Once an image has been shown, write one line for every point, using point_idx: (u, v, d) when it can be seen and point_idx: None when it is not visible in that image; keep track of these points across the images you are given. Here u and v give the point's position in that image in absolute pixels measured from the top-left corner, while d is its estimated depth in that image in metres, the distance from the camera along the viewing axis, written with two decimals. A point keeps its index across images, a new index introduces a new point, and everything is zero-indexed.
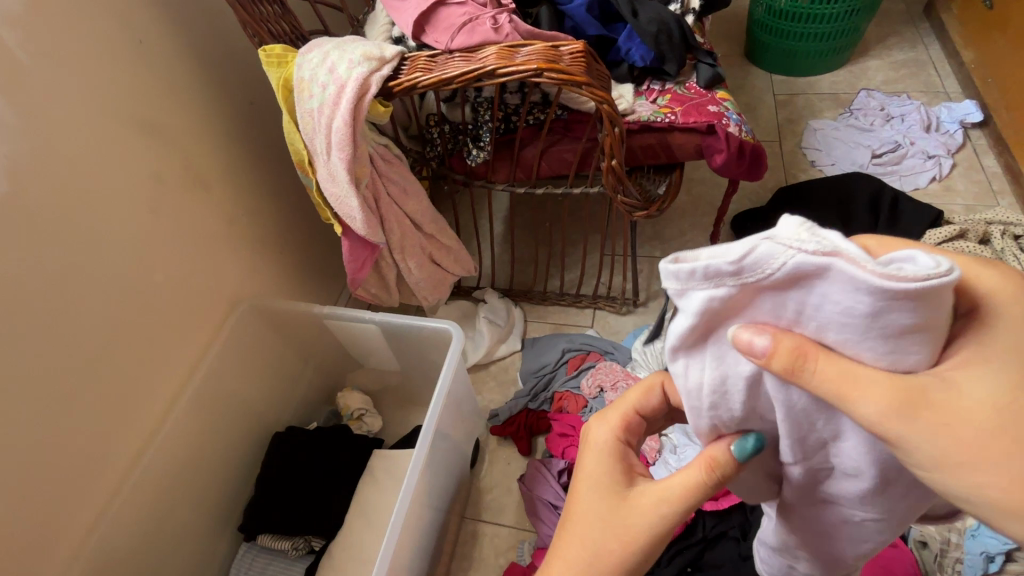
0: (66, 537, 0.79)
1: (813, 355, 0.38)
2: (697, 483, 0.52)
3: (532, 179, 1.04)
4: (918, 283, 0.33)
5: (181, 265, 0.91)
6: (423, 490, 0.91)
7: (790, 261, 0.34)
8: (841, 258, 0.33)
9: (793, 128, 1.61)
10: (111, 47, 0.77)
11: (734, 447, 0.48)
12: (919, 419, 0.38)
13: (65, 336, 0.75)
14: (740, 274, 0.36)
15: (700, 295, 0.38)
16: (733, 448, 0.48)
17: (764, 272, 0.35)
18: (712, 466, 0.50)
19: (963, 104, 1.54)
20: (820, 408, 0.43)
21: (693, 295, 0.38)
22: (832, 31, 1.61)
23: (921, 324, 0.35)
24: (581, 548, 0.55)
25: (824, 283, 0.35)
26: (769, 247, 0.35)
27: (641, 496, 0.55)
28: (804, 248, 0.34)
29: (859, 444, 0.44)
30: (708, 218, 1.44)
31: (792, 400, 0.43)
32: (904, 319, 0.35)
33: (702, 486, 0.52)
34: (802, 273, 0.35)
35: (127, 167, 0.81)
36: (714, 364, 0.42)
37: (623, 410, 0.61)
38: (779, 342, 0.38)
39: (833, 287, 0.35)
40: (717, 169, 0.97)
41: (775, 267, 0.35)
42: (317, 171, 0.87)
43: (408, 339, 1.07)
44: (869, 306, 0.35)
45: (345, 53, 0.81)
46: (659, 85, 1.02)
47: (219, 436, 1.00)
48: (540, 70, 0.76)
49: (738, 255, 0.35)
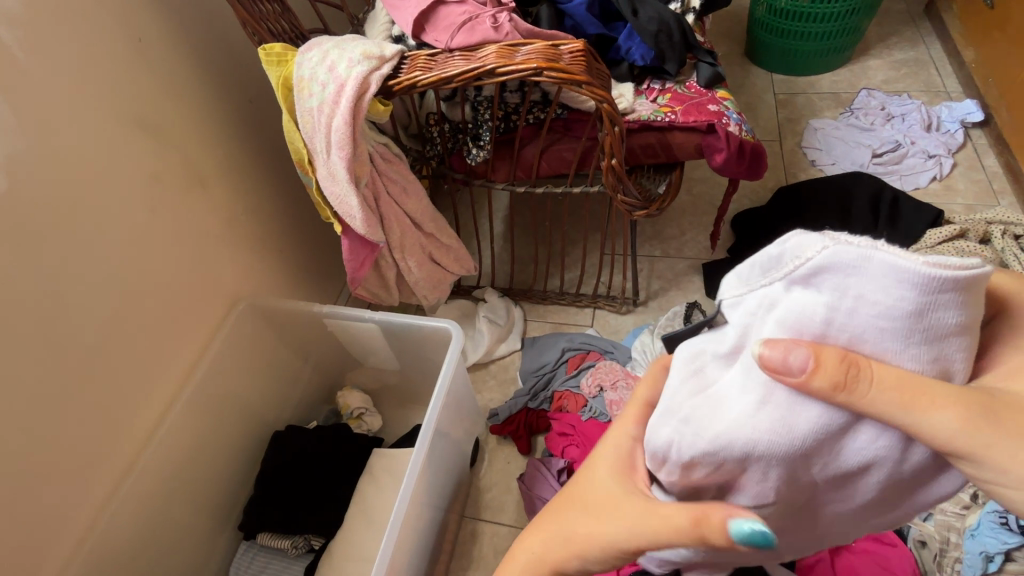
0: (65, 536, 0.79)
1: (860, 365, 0.37)
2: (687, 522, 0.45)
3: (532, 179, 1.04)
4: (957, 271, 0.34)
5: (180, 264, 0.91)
6: (423, 489, 0.92)
7: (826, 255, 0.36)
8: (881, 252, 0.35)
9: (793, 127, 1.61)
10: (110, 46, 0.77)
11: (739, 530, 0.41)
12: (998, 425, 0.38)
13: (65, 335, 0.75)
14: (783, 266, 0.38)
15: (755, 296, 0.41)
16: (739, 531, 0.41)
17: (801, 266, 0.37)
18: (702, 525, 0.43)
19: (963, 104, 1.54)
20: (847, 437, 0.41)
21: (750, 298, 0.41)
22: (833, 30, 1.61)
23: (962, 324, 0.36)
24: (563, 537, 0.54)
25: (860, 283, 0.36)
26: (804, 241, 0.37)
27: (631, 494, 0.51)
28: (839, 242, 0.36)
29: (858, 455, 0.41)
30: (707, 217, 1.44)
31: (831, 428, 0.40)
32: (949, 316, 0.35)
33: None
34: (833, 270, 0.36)
35: (126, 166, 0.81)
36: (757, 386, 0.41)
37: (641, 406, 0.58)
38: (820, 356, 0.37)
39: (872, 287, 0.35)
40: (717, 169, 0.97)
41: (810, 258, 0.36)
42: (317, 170, 0.87)
43: (408, 338, 1.07)
44: (915, 303, 0.35)
45: (345, 52, 0.81)
46: (659, 84, 1.02)
47: (218, 434, 1.00)
48: (540, 69, 0.76)
49: (775, 247, 0.38)
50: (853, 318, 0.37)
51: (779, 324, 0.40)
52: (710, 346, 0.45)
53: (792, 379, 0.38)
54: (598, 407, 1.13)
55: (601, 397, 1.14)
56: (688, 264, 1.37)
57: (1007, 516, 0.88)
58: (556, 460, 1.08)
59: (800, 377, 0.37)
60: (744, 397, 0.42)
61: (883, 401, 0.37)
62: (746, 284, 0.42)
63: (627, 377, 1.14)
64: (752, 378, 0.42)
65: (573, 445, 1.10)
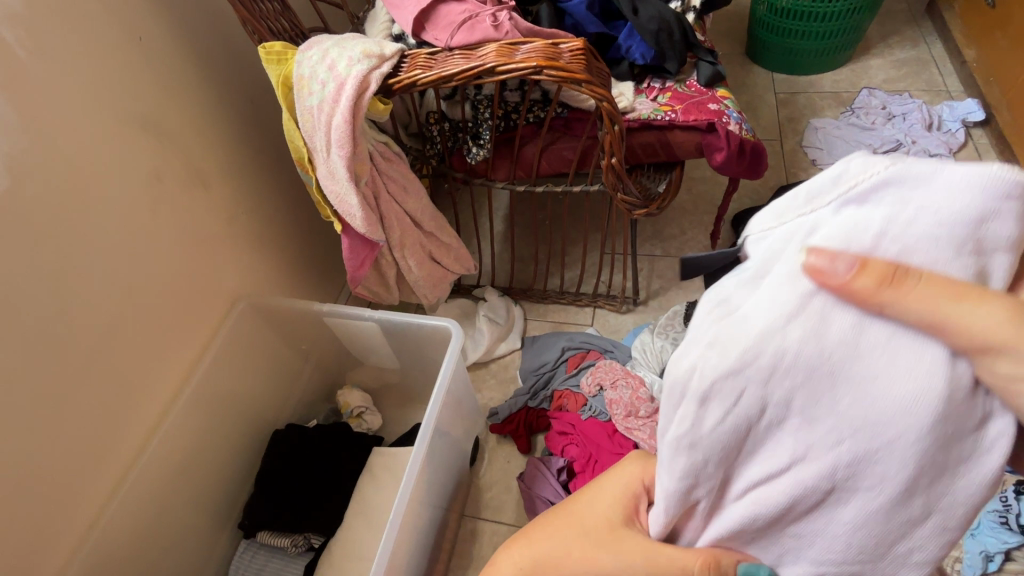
0: (65, 533, 0.80)
1: (909, 269, 0.39)
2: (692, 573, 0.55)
3: (532, 178, 1.04)
4: (1014, 179, 0.37)
5: (181, 263, 0.91)
6: (423, 488, 0.92)
7: (885, 170, 0.39)
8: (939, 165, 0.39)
9: (794, 126, 1.61)
10: (111, 44, 0.77)
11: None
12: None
13: (65, 332, 0.76)
14: (840, 185, 0.41)
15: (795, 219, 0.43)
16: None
17: (860, 180, 0.40)
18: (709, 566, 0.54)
19: (965, 103, 1.54)
20: (888, 359, 0.40)
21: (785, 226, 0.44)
22: (834, 29, 1.60)
23: (1009, 241, 0.39)
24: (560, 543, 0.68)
25: (920, 191, 0.39)
26: (864, 162, 0.41)
27: (626, 537, 0.62)
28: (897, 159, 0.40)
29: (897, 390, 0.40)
30: (708, 216, 1.44)
31: (869, 345, 0.41)
32: (1001, 228, 0.38)
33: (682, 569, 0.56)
34: (891, 182, 0.39)
35: (127, 163, 0.81)
36: (794, 305, 0.41)
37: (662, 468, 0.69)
38: (869, 260, 0.39)
39: (929, 193, 0.39)
40: (717, 167, 0.97)
41: (875, 173, 0.40)
42: (317, 168, 0.87)
43: (408, 337, 1.07)
44: (971, 207, 0.38)
45: (345, 50, 0.81)
46: (659, 83, 1.02)
47: (218, 433, 1.00)
48: (540, 67, 0.76)
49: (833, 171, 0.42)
50: (909, 228, 0.39)
51: (827, 239, 0.41)
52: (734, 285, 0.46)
53: (836, 279, 0.39)
54: (598, 406, 1.12)
55: (601, 395, 1.14)
56: None
57: (1007, 515, 0.89)
58: (556, 458, 1.08)
59: (844, 277, 0.39)
60: (777, 308, 0.42)
61: (926, 299, 0.38)
62: (781, 218, 0.44)
63: (627, 376, 1.14)
64: (788, 290, 0.42)
65: (573, 443, 1.09)
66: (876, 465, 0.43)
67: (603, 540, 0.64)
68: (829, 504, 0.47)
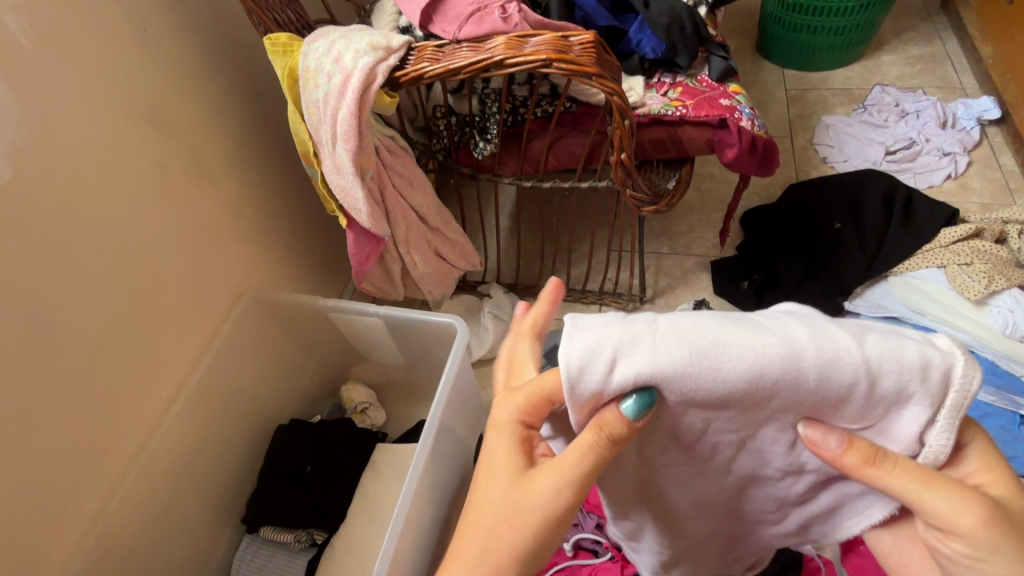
0: (69, 527, 0.79)
1: (887, 459, 0.44)
2: (593, 447, 0.46)
3: (539, 173, 1.02)
4: (953, 379, 0.40)
5: (184, 257, 0.90)
6: (426, 485, 0.91)
7: (907, 374, 0.40)
8: (907, 392, 0.41)
9: (805, 123, 1.59)
10: (115, 35, 0.76)
11: (626, 405, 0.42)
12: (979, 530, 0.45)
13: (69, 326, 0.75)
14: (873, 366, 0.39)
15: (830, 350, 0.39)
16: (625, 407, 0.42)
17: (889, 362, 0.40)
18: (600, 427, 0.44)
19: (980, 101, 1.51)
20: (831, 406, 0.42)
21: (823, 348, 0.39)
22: (847, 25, 1.58)
23: (939, 414, 0.42)
24: (473, 539, 0.53)
25: (916, 397, 0.41)
26: (888, 379, 0.40)
27: (541, 478, 0.51)
28: (898, 377, 0.40)
29: (816, 395, 0.41)
30: (717, 214, 1.43)
31: (848, 404, 0.42)
32: (921, 411, 0.42)
33: (595, 453, 0.46)
34: (903, 380, 0.40)
35: (132, 157, 0.80)
36: (826, 367, 0.39)
37: (533, 392, 0.51)
38: (854, 443, 0.43)
39: (918, 398, 0.41)
40: (729, 164, 0.95)
41: (900, 371, 0.40)
42: (323, 162, 0.86)
43: (413, 332, 1.06)
44: (944, 386, 0.41)
45: (351, 42, 0.80)
46: (670, 78, 1.00)
47: (221, 428, 1.00)
48: (550, 61, 0.74)
49: (866, 352, 0.39)
50: (889, 379, 0.40)
51: (869, 366, 0.39)
52: (777, 351, 0.39)
53: (829, 453, 0.43)
54: None
55: None
56: (696, 261, 1.36)
57: None
58: None
59: (839, 449, 0.43)
60: (811, 377, 0.40)
61: (901, 481, 0.44)
62: (817, 336, 0.39)
63: None
64: (819, 379, 0.40)
65: None
66: (771, 402, 0.42)
67: (522, 500, 0.51)
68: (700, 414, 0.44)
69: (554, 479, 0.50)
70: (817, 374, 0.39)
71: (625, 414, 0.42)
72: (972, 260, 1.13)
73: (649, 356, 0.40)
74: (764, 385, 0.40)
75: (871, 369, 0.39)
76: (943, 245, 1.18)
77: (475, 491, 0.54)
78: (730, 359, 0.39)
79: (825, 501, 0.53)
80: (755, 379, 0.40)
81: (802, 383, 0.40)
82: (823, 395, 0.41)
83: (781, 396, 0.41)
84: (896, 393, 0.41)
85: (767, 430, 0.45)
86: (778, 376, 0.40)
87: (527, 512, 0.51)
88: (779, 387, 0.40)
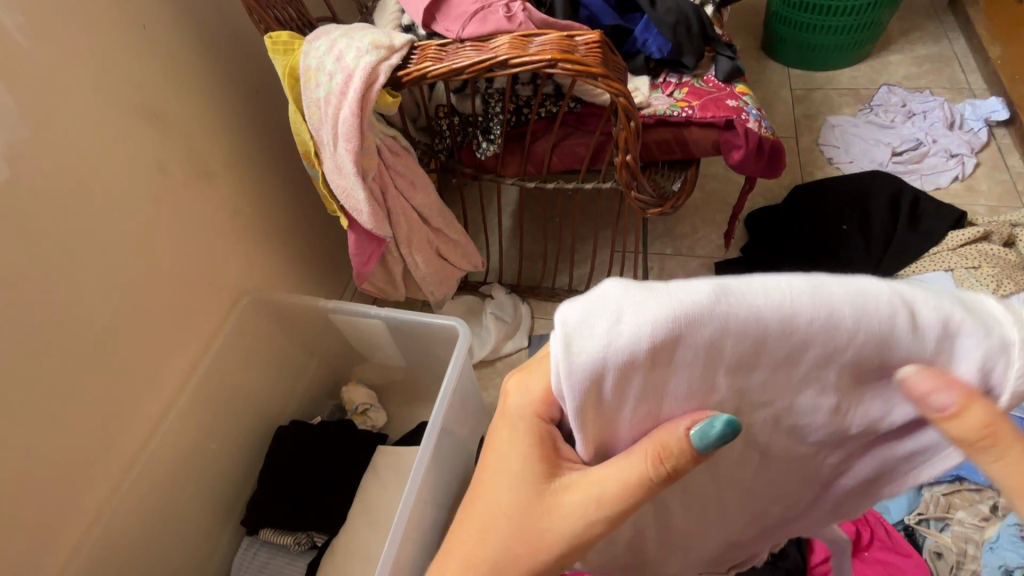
0: (67, 530, 0.79)
1: (1001, 436, 0.34)
2: (643, 478, 0.39)
3: (542, 174, 1.01)
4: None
5: (183, 258, 0.89)
6: (428, 489, 0.90)
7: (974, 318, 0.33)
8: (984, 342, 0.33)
9: (810, 124, 1.57)
10: (113, 32, 0.75)
11: (695, 433, 0.37)
12: None
13: (67, 327, 0.74)
14: (930, 310, 0.33)
15: (879, 295, 0.32)
16: (694, 434, 0.37)
17: (948, 306, 0.33)
18: (659, 457, 0.38)
19: (988, 102, 1.50)
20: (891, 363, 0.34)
21: (871, 292, 0.32)
22: (854, 25, 1.57)
23: None
24: (478, 542, 0.49)
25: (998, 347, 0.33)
26: (954, 325, 0.33)
27: (560, 499, 0.45)
28: (967, 322, 0.33)
29: (873, 348, 0.33)
30: (721, 215, 1.41)
31: (913, 361, 0.34)
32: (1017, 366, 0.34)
33: (644, 485, 0.40)
34: (975, 326, 0.33)
35: (130, 157, 0.79)
36: (879, 314, 0.32)
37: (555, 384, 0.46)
38: (959, 411, 0.34)
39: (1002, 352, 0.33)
40: (735, 166, 0.94)
41: (968, 316, 0.33)
42: (324, 162, 0.85)
43: (414, 334, 1.05)
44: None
45: (353, 41, 0.79)
46: (676, 78, 0.99)
47: (221, 429, 0.99)
48: (555, 61, 0.73)
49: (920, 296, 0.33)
50: (957, 325, 0.33)
51: (924, 310, 0.33)
52: (822, 298, 0.32)
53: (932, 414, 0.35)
54: None
55: None
56: (699, 263, 1.35)
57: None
58: None
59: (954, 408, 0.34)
60: (865, 325, 0.32)
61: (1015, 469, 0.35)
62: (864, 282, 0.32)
63: None
64: (875, 328, 0.32)
65: None
66: (820, 362, 0.34)
67: (540, 513, 0.47)
68: (734, 385, 0.35)
69: (580, 507, 0.45)
70: (871, 324, 0.32)
71: (692, 441, 0.37)
72: (980, 263, 1.11)
73: (667, 307, 0.31)
74: (811, 341, 0.32)
75: (928, 311, 0.33)
76: (950, 248, 1.17)
77: (483, 488, 0.50)
78: (766, 309, 0.31)
79: (867, 478, 0.46)
80: (798, 330, 0.32)
81: (856, 334, 0.32)
82: (882, 348, 0.33)
83: (830, 356, 0.33)
84: (969, 343, 0.33)
85: (803, 402, 0.37)
86: (825, 329, 0.32)
87: (553, 527, 0.47)
88: (830, 344, 0.33)
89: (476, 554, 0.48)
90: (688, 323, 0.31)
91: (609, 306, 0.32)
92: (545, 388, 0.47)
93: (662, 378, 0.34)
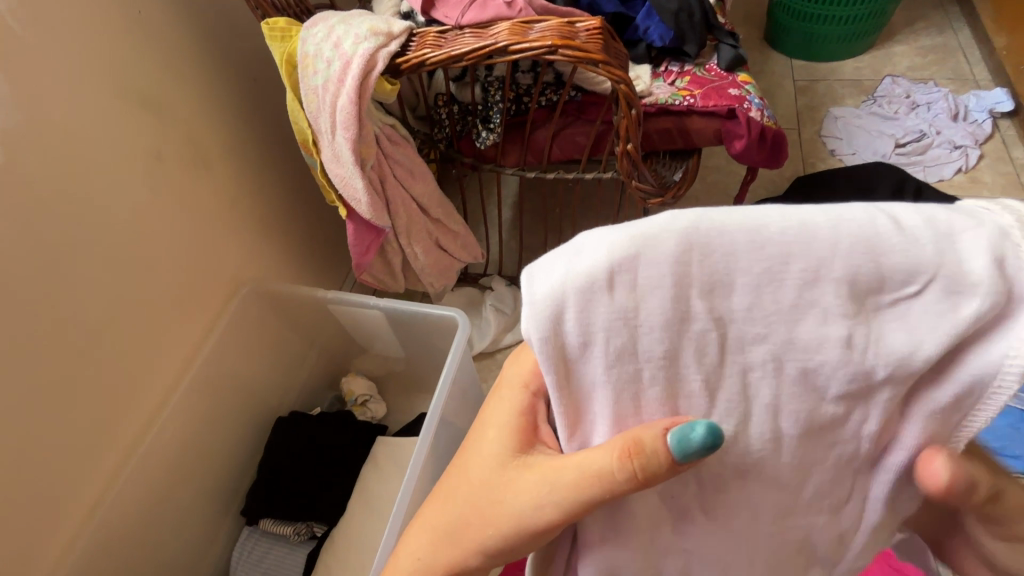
0: (66, 519, 0.79)
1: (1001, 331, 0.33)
2: (609, 476, 0.39)
3: (543, 164, 1.00)
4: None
5: (181, 248, 0.89)
6: (427, 479, 0.90)
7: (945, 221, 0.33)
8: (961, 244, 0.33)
9: (813, 115, 1.56)
10: (108, 17, 0.74)
11: (672, 436, 0.37)
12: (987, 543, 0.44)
13: (64, 316, 0.74)
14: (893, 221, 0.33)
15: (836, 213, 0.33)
16: (671, 438, 0.37)
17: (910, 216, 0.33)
18: (630, 454, 0.37)
19: (993, 93, 1.48)
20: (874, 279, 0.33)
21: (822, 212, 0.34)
22: (858, 14, 1.55)
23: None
24: (441, 510, 0.50)
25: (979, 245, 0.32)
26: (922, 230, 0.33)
27: (523, 476, 0.45)
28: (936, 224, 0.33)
29: (844, 262, 0.33)
30: (722, 207, 1.41)
31: (894, 270, 0.33)
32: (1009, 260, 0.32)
33: (609, 481, 0.39)
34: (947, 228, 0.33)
35: (127, 146, 0.79)
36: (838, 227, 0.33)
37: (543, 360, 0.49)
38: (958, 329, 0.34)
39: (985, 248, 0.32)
40: (737, 156, 0.93)
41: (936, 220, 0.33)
42: (322, 151, 0.84)
43: (413, 325, 1.05)
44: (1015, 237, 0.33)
45: (351, 27, 0.78)
46: (678, 66, 0.97)
47: (220, 420, 0.99)
48: (555, 47, 0.72)
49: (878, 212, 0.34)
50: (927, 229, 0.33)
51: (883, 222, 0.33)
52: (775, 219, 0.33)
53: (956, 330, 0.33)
54: None
55: None
56: None
57: None
58: None
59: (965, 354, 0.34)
60: (825, 239, 0.33)
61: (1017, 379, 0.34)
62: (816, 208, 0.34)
63: None
64: (836, 240, 0.33)
65: None
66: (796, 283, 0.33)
67: (500, 493, 0.46)
68: (719, 319, 0.34)
69: (536, 489, 0.44)
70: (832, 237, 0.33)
71: (670, 450, 0.37)
72: None
73: (623, 233, 0.34)
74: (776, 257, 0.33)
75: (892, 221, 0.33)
76: None
77: (459, 456, 0.52)
78: (717, 228, 0.33)
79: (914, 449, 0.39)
80: (760, 246, 0.33)
81: (818, 246, 0.33)
82: (855, 260, 0.33)
83: (805, 273, 0.33)
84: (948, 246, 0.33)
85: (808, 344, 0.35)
86: (787, 244, 0.33)
87: (507, 510, 0.45)
88: (801, 258, 0.33)
89: (439, 520, 0.50)
90: (646, 244, 0.33)
91: (572, 248, 0.35)
92: (535, 363, 0.51)
93: (633, 312, 0.34)
